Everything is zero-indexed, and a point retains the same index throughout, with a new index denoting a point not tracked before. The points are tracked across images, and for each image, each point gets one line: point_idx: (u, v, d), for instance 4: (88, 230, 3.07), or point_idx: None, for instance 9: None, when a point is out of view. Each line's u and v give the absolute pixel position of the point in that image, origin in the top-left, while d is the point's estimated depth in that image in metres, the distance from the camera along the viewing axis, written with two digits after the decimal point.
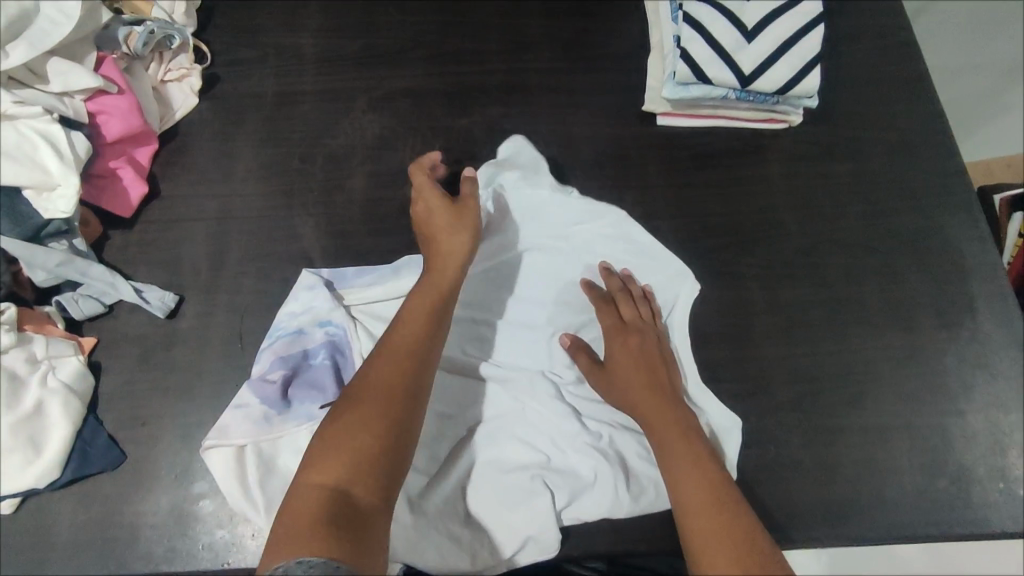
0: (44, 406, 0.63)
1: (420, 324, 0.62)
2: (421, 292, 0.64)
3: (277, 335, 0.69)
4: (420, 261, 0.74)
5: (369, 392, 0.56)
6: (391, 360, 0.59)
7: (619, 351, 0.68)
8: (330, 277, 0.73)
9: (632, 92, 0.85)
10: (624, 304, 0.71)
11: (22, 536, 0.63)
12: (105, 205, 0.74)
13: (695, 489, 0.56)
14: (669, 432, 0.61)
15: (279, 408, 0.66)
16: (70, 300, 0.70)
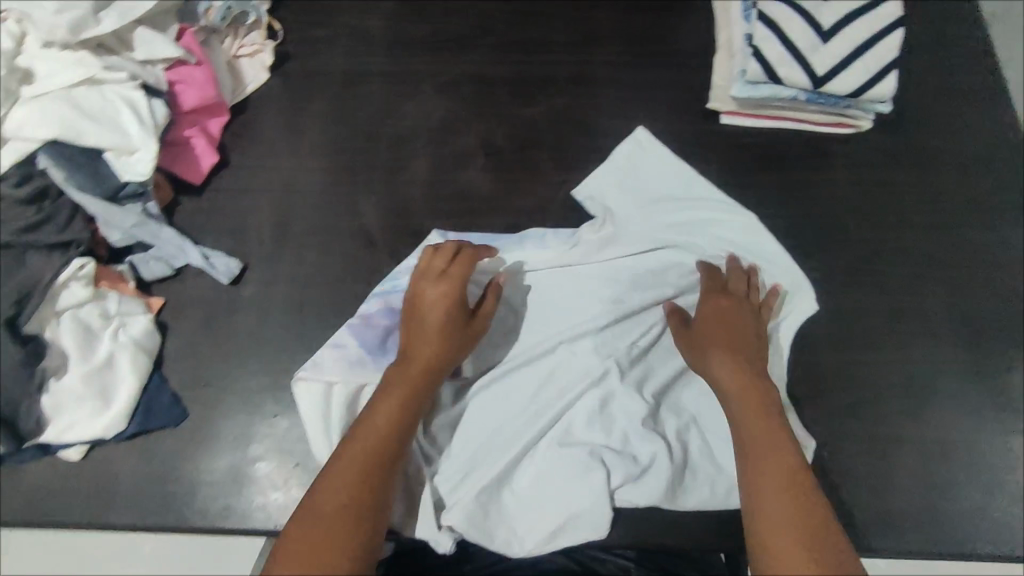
0: (114, 358, 0.66)
1: (382, 440, 0.57)
2: (388, 398, 0.60)
3: (396, 287, 0.70)
4: (545, 232, 0.75)
5: (320, 517, 0.52)
6: (352, 481, 0.54)
7: (712, 311, 0.68)
8: (456, 240, 0.75)
9: (697, 90, 0.84)
10: (732, 276, 0.71)
11: (85, 484, 0.65)
12: (177, 172, 0.77)
13: (767, 459, 0.55)
14: (748, 399, 0.60)
15: (374, 354, 0.67)
16: (142, 261, 0.72)
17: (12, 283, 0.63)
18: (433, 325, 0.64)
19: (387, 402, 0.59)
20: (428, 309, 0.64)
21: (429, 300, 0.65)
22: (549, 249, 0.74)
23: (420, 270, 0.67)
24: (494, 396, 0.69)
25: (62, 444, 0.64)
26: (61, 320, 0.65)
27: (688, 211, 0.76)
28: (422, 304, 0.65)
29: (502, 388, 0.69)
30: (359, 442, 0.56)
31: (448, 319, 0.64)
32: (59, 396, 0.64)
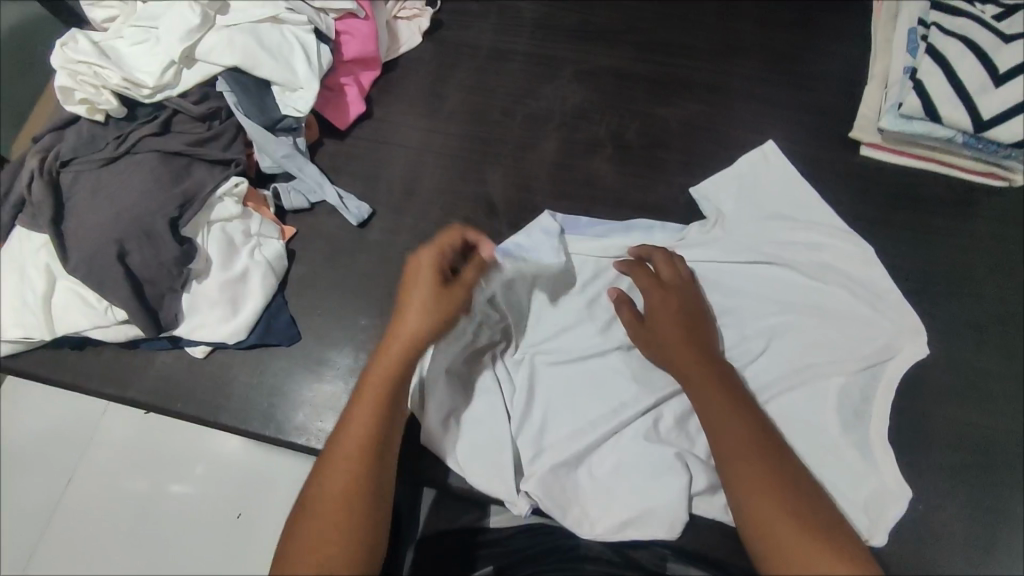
0: (249, 273, 0.72)
1: (362, 444, 0.55)
2: (365, 401, 0.57)
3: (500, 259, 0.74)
4: (653, 225, 0.76)
5: (311, 530, 0.52)
6: (336, 489, 0.53)
7: (660, 306, 0.67)
8: (563, 222, 0.76)
9: (841, 117, 0.82)
10: (662, 264, 0.70)
11: (204, 382, 0.71)
12: (326, 115, 0.82)
13: (748, 463, 0.54)
14: (707, 391, 0.60)
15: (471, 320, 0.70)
16: (285, 191, 0.77)
17: (178, 188, 0.69)
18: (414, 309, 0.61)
19: (364, 408, 0.57)
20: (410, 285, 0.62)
21: (414, 278, 0.62)
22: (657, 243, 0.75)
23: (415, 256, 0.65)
24: (588, 372, 0.70)
25: (191, 340, 0.71)
26: (211, 229, 0.71)
27: (815, 232, 0.74)
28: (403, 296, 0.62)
29: (598, 369, 0.70)
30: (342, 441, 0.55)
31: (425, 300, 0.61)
32: (197, 296, 0.70)
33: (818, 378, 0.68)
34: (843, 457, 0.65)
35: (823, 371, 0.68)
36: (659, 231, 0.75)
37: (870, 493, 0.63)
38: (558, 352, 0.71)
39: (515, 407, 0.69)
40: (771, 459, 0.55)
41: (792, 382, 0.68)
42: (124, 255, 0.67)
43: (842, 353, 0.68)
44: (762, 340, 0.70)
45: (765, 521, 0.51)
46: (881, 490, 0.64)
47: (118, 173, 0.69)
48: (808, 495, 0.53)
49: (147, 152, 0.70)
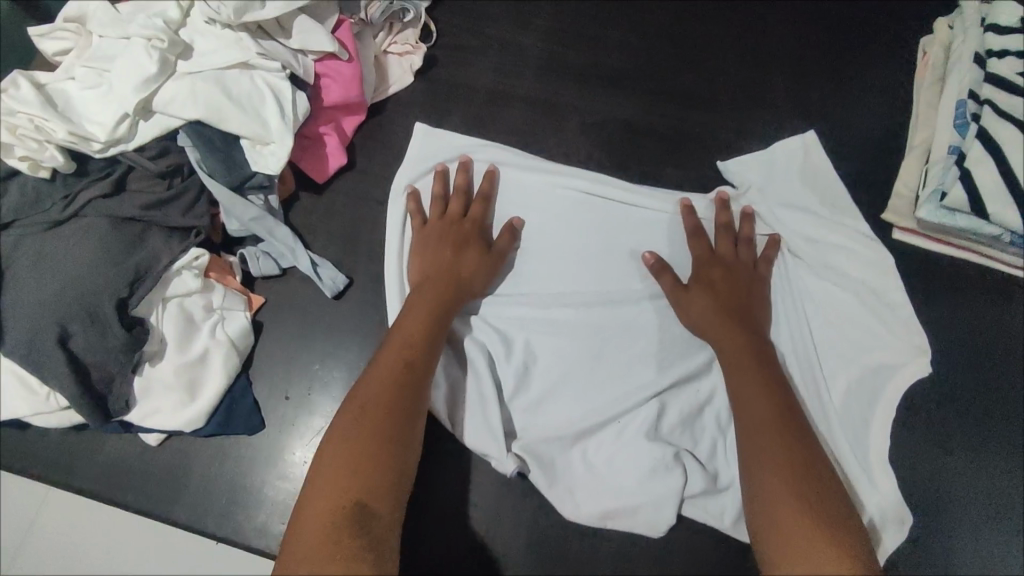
0: (208, 354, 0.65)
1: (386, 385, 0.53)
2: (392, 349, 0.56)
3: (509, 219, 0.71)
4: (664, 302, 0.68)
5: (335, 456, 0.48)
6: (361, 418, 0.51)
7: (713, 278, 0.64)
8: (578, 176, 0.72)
9: (871, 193, 0.74)
10: (723, 239, 0.67)
11: (157, 472, 0.65)
12: (304, 167, 0.74)
13: (788, 440, 0.52)
14: (749, 370, 0.58)
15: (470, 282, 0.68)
16: (252, 256, 0.69)
17: (130, 260, 0.62)
18: (450, 259, 0.65)
19: (388, 355, 0.56)
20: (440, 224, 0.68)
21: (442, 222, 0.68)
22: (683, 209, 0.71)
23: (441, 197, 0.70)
24: (591, 345, 0.67)
25: (144, 427, 0.64)
26: (167, 305, 0.64)
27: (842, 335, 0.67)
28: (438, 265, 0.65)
29: (604, 347, 0.67)
30: (385, 355, 0.56)
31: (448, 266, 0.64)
32: (150, 380, 0.63)
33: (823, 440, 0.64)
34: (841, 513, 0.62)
35: (829, 413, 0.64)
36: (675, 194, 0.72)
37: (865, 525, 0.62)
38: (560, 324, 0.67)
39: (511, 369, 0.66)
40: (807, 449, 0.52)
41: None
42: (66, 338, 0.60)
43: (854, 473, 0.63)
44: None
45: (774, 495, 0.49)
46: (881, 510, 0.62)
47: (62, 239, 0.62)
48: (835, 497, 0.49)
49: (97, 216, 0.63)
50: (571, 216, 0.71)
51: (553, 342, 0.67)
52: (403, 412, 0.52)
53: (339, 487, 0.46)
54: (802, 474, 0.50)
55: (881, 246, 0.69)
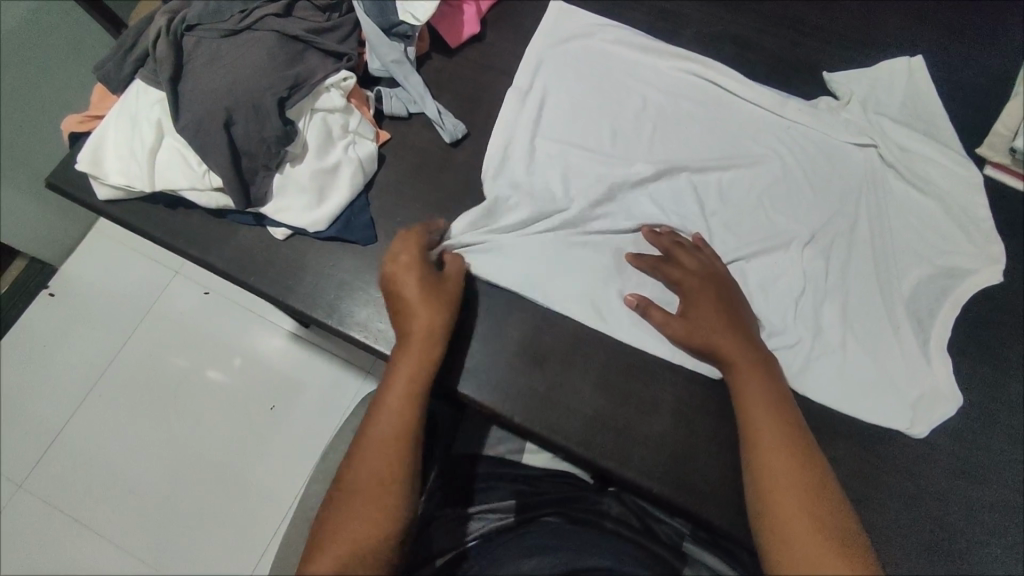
0: (339, 167, 0.73)
1: (421, 376, 0.62)
2: (381, 420, 0.60)
3: (628, 89, 0.78)
4: (750, 190, 0.74)
5: (378, 452, 0.58)
6: (404, 409, 0.60)
7: (697, 293, 0.66)
8: (695, 65, 0.79)
9: (970, 133, 0.78)
10: (686, 256, 0.69)
11: (277, 262, 0.74)
12: (441, 30, 0.81)
13: (784, 470, 0.57)
14: (753, 387, 0.61)
15: (584, 137, 0.76)
16: (388, 96, 0.78)
17: (291, 70, 0.71)
18: (417, 328, 0.63)
19: (411, 348, 0.62)
20: (416, 279, 0.64)
21: (414, 283, 0.64)
22: (784, 110, 0.77)
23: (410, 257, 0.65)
24: (684, 202, 0.74)
25: (275, 221, 0.73)
26: (313, 116, 0.73)
27: (909, 252, 0.73)
28: (412, 285, 0.64)
29: (694, 211, 0.74)
30: (385, 411, 0.60)
31: (423, 291, 0.64)
32: (288, 179, 0.72)
33: (883, 320, 0.70)
34: (885, 390, 0.67)
35: (893, 297, 0.70)
36: (781, 97, 0.77)
37: (915, 398, 0.67)
38: (656, 186, 0.75)
39: (612, 205, 0.74)
40: (809, 479, 0.56)
41: (860, 389, 0.67)
42: (230, 124, 0.69)
43: (902, 382, 0.68)
44: (838, 345, 0.69)
45: (783, 527, 0.54)
46: (930, 388, 0.68)
47: (237, 46, 0.71)
48: (832, 503, 0.56)
49: (269, 30, 0.72)
50: (685, 95, 0.79)
51: (652, 195, 0.74)
52: (402, 452, 0.58)
53: (377, 482, 0.57)
54: (804, 494, 0.55)
55: (969, 165, 0.75)
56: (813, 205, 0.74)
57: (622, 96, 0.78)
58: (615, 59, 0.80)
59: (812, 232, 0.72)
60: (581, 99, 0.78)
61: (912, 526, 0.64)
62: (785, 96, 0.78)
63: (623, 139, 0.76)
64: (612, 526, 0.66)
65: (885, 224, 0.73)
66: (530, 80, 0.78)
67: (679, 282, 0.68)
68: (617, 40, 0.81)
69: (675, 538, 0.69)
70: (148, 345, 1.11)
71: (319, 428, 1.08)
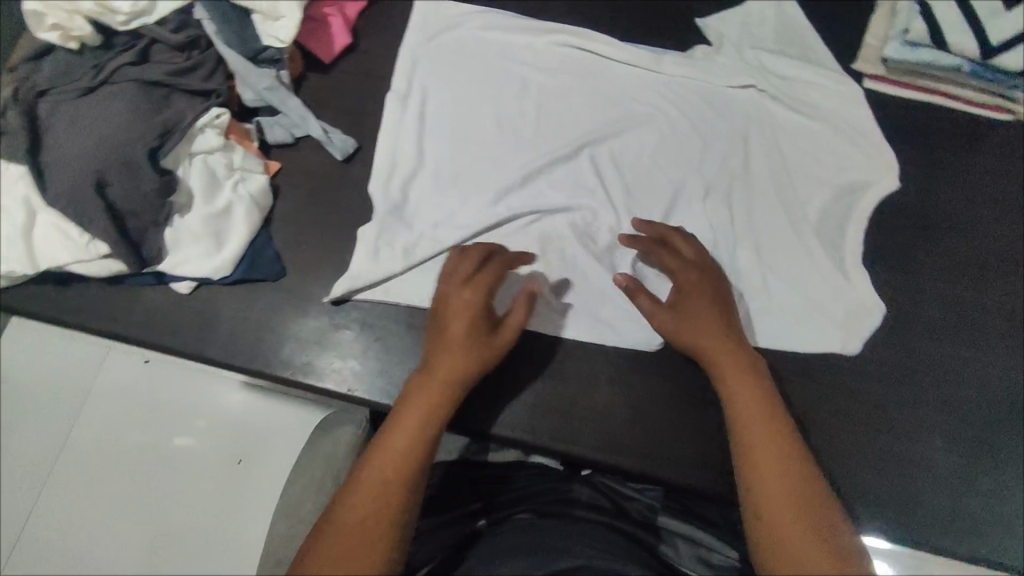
0: (231, 208, 0.71)
1: (434, 416, 0.57)
2: (382, 458, 0.54)
3: (511, 75, 0.78)
4: (645, 151, 0.75)
5: (373, 493, 0.52)
6: (405, 452, 0.54)
7: (689, 286, 0.64)
8: (574, 37, 0.79)
9: (845, 51, 0.80)
10: (686, 246, 0.67)
11: (188, 316, 0.71)
12: (311, 47, 0.79)
13: (773, 468, 0.53)
14: (743, 384, 0.58)
15: (475, 133, 0.76)
16: (268, 125, 0.76)
17: (158, 117, 0.67)
18: (441, 365, 0.58)
19: (425, 383, 0.58)
20: (461, 319, 0.60)
21: (462, 325, 0.59)
22: (664, 64, 0.78)
23: (470, 295, 0.61)
24: (586, 175, 0.74)
25: (175, 276, 0.70)
26: (192, 161, 0.70)
27: (809, 178, 0.74)
28: (464, 327, 0.59)
29: (597, 181, 0.74)
30: (390, 447, 0.54)
31: (471, 332, 0.60)
32: (180, 231, 0.70)
33: (796, 249, 0.71)
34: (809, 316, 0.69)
35: (800, 225, 0.72)
36: (657, 54, 0.78)
37: (841, 315, 0.69)
38: (556, 165, 0.75)
39: (518, 191, 0.74)
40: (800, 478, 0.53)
41: (809, 337, 0.69)
42: (104, 187, 0.65)
43: (825, 303, 0.70)
44: (759, 281, 0.70)
45: (770, 524, 0.51)
46: (855, 304, 0.70)
47: (93, 104, 0.67)
48: (830, 508, 0.52)
49: (125, 82, 0.68)
50: (567, 69, 0.79)
51: (552, 176, 0.74)
52: (400, 499, 0.53)
53: (363, 526, 0.51)
54: (792, 495, 0.52)
55: (848, 83, 0.77)
56: (708, 153, 0.75)
57: (502, 81, 0.78)
58: (492, 47, 0.80)
59: (711, 180, 0.74)
60: (459, 90, 0.78)
61: (853, 439, 0.67)
62: (660, 51, 0.79)
63: (513, 127, 0.77)
64: (584, 514, 0.65)
65: (779, 155, 0.75)
66: (408, 84, 0.78)
67: (676, 272, 0.65)
68: (490, 27, 0.80)
69: (647, 513, 0.68)
70: (31, 476, 0.87)
71: (224, 518, 0.84)
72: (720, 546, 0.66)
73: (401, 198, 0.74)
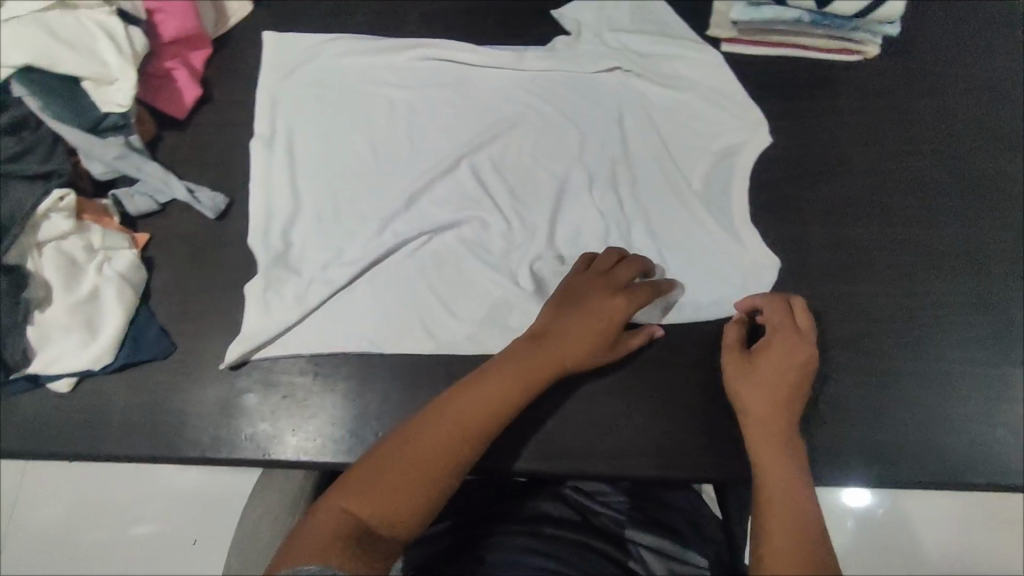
0: (100, 291, 0.66)
1: (526, 390, 0.57)
2: (464, 400, 0.56)
3: (376, 98, 0.76)
4: (523, 151, 0.75)
5: (445, 432, 0.54)
6: (489, 409, 0.56)
7: (778, 350, 0.61)
8: (433, 48, 0.78)
9: (698, 20, 0.81)
10: (802, 313, 0.64)
11: (75, 415, 0.66)
12: (158, 105, 0.74)
13: (786, 506, 0.52)
14: (780, 440, 0.57)
15: (349, 164, 0.74)
16: (125, 195, 0.71)
17: None
18: (567, 333, 0.61)
19: (530, 351, 0.59)
20: (590, 297, 0.63)
21: (595, 301, 0.63)
22: (528, 61, 0.77)
23: (606, 278, 0.65)
24: (469, 185, 0.73)
25: (51, 375, 0.65)
26: (44, 250, 0.65)
27: (685, 149, 0.76)
28: (592, 300, 0.63)
29: (482, 190, 0.73)
30: (473, 394, 0.56)
31: (607, 304, 0.62)
32: (46, 327, 0.65)
33: (686, 220, 0.72)
34: (708, 283, 0.70)
35: (686, 196, 0.73)
36: (518, 52, 0.78)
37: (740, 276, 0.70)
38: (437, 181, 0.73)
39: (403, 215, 0.72)
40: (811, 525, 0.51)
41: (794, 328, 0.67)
42: None
43: (722, 268, 0.71)
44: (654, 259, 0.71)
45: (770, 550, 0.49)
46: (752, 263, 0.71)
47: None
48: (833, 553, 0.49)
49: None
50: (433, 82, 0.77)
51: (435, 195, 0.73)
52: (462, 454, 0.53)
53: (424, 457, 0.52)
54: (798, 532, 0.50)
55: (706, 50, 0.78)
56: (585, 142, 0.75)
57: (368, 106, 0.76)
58: (352, 72, 0.77)
59: (593, 168, 0.74)
60: (324, 123, 0.75)
61: None
62: (521, 49, 0.79)
63: (387, 150, 0.74)
64: (552, 530, 0.65)
65: (653, 131, 0.76)
66: (270, 126, 0.75)
67: (772, 333, 0.63)
68: (346, 53, 0.77)
69: (614, 526, 0.69)
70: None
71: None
72: (686, 557, 0.66)
73: (284, 246, 0.70)
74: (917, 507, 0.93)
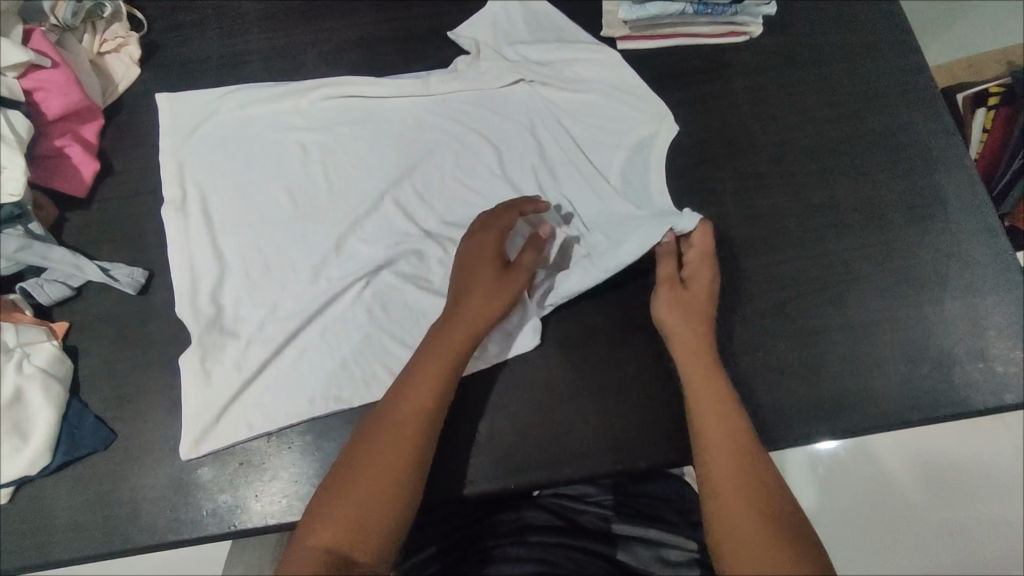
0: (23, 391, 0.62)
1: (447, 372, 0.61)
2: (397, 402, 0.60)
3: (284, 145, 0.75)
4: (442, 175, 0.75)
5: (388, 439, 0.58)
6: (423, 401, 0.60)
7: (700, 280, 0.69)
8: (334, 86, 0.77)
9: (590, 22, 0.84)
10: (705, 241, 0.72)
11: (19, 525, 0.63)
12: (55, 184, 0.71)
13: (720, 431, 0.61)
14: (701, 366, 0.65)
15: (268, 215, 0.72)
16: (33, 286, 0.67)
17: None
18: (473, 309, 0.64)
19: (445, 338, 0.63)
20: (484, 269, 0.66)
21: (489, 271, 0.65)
22: (433, 85, 0.78)
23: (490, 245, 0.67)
24: (394, 217, 0.73)
25: None
26: None
27: (599, 148, 0.78)
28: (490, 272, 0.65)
29: (408, 220, 0.73)
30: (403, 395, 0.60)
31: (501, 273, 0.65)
32: None
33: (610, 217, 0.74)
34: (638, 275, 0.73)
35: (607, 193, 0.75)
36: (422, 78, 0.78)
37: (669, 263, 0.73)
38: (361, 219, 0.73)
39: (332, 257, 0.71)
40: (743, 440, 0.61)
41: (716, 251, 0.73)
42: None
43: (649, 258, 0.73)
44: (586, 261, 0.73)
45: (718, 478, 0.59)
46: None
47: None
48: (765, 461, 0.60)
49: None
50: (340, 120, 0.77)
51: (362, 233, 0.72)
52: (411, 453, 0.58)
53: (380, 473, 0.57)
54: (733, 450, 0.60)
55: (605, 50, 0.80)
56: (501, 156, 0.76)
57: (277, 153, 0.75)
58: (257, 122, 0.76)
59: (513, 181, 0.75)
60: (236, 179, 0.73)
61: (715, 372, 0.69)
62: (424, 74, 0.79)
63: (305, 195, 0.73)
64: (536, 537, 0.66)
65: (565, 136, 0.78)
66: (179, 190, 0.73)
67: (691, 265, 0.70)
68: (246, 103, 0.76)
69: (600, 522, 0.71)
70: None
71: None
72: (671, 540, 0.69)
73: (215, 310, 0.69)
74: (874, 444, 0.99)
